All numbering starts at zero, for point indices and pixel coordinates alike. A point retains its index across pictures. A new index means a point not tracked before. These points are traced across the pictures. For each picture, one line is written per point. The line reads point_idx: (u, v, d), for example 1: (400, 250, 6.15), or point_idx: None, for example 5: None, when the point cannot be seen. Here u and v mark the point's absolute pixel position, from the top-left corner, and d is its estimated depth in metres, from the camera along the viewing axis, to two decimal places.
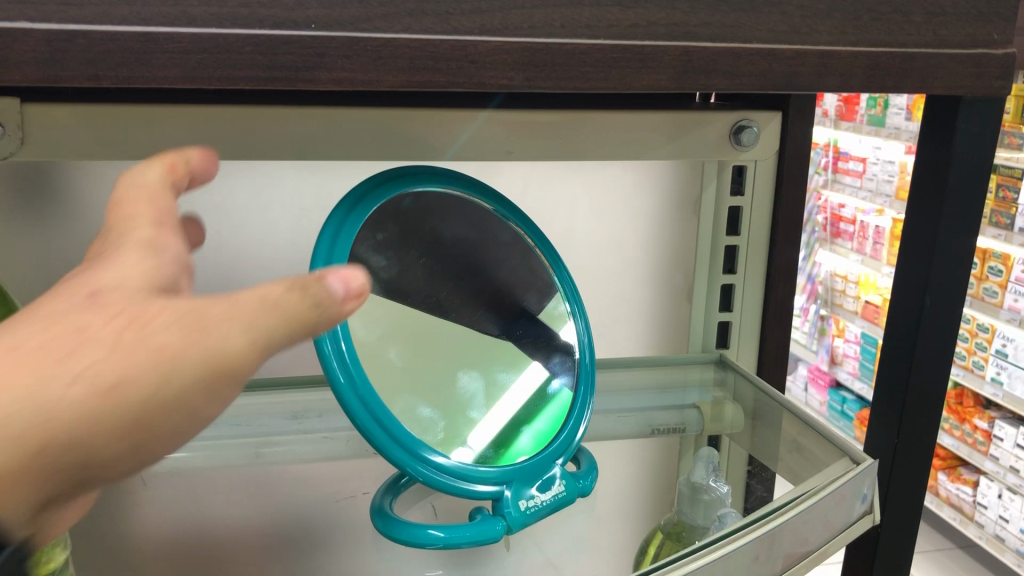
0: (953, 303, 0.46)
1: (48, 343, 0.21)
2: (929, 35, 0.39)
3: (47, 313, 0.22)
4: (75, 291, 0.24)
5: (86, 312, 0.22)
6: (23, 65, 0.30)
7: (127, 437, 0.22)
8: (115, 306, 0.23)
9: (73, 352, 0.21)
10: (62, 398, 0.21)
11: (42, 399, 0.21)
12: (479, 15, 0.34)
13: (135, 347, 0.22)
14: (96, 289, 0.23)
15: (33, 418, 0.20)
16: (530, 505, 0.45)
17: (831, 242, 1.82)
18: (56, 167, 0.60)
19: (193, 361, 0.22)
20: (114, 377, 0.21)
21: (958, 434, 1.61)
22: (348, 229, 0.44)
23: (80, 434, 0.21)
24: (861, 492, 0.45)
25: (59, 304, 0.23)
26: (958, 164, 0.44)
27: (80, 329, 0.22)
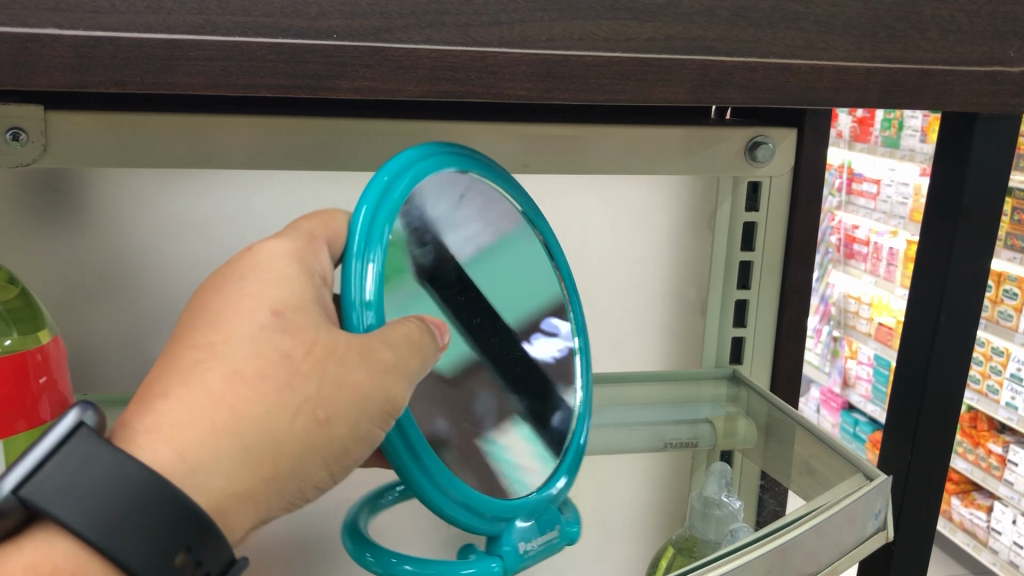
0: (967, 324, 0.47)
1: (260, 378, 0.31)
2: (947, 53, 0.39)
3: (246, 343, 0.32)
4: (260, 312, 0.33)
5: (279, 340, 0.32)
6: (51, 71, 0.31)
7: (326, 464, 0.33)
8: (296, 333, 0.32)
9: (289, 387, 0.31)
10: (284, 432, 0.31)
11: (268, 432, 0.31)
12: (498, 27, 0.34)
13: (334, 387, 0.32)
14: (279, 308, 0.33)
15: (265, 450, 0.31)
16: (527, 549, 0.43)
17: (844, 263, 1.81)
18: (75, 176, 0.61)
19: (373, 401, 0.33)
20: (325, 416, 0.32)
21: (973, 458, 1.59)
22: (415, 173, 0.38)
23: (294, 462, 0.32)
24: (876, 509, 0.45)
25: (254, 333, 0.32)
26: (973, 183, 0.44)
27: (282, 363, 0.32)
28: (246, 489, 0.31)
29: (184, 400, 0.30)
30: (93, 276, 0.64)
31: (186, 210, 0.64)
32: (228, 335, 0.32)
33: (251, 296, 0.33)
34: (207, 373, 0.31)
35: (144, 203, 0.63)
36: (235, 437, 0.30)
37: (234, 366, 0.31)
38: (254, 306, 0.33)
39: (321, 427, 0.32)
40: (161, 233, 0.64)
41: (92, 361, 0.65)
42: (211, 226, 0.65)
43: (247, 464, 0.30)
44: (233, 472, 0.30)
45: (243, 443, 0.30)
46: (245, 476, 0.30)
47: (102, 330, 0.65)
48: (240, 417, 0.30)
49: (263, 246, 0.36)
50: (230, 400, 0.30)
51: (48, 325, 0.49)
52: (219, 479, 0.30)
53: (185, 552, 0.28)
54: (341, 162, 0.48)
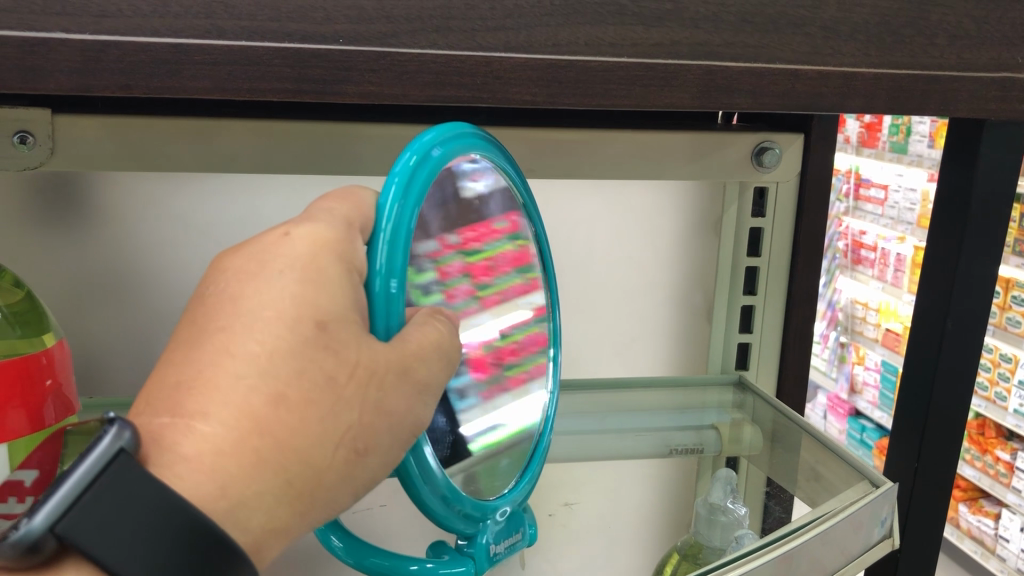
0: (974, 330, 0.46)
1: (306, 407, 0.29)
2: (954, 58, 0.39)
3: (291, 361, 0.29)
4: (302, 324, 0.29)
5: (325, 361, 0.29)
6: (57, 75, 0.31)
7: (355, 492, 0.32)
8: (340, 359, 0.29)
9: (333, 416, 0.29)
10: (325, 465, 0.29)
11: (310, 465, 0.29)
12: (505, 32, 0.34)
13: (373, 416, 0.31)
14: (324, 319, 0.29)
15: (305, 483, 0.29)
16: (497, 551, 0.39)
17: (851, 269, 1.81)
18: (82, 179, 0.61)
19: (405, 426, 0.32)
20: (363, 446, 0.31)
21: (981, 465, 1.58)
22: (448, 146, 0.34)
23: (329, 493, 0.30)
24: (882, 516, 0.44)
25: (299, 352, 0.29)
26: (981, 190, 0.44)
27: (327, 387, 0.29)
28: (282, 523, 0.29)
29: (230, 428, 0.27)
30: (101, 278, 0.64)
31: (193, 213, 0.64)
32: (271, 351, 0.29)
33: (292, 299, 0.29)
34: (251, 394, 0.28)
35: (151, 206, 0.63)
36: (276, 466, 0.28)
37: (278, 390, 0.28)
38: (298, 316, 0.29)
39: (357, 458, 0.31)
40: (168, 236, 0.64)
41: (98, 363, 0.65)
42: (218, 229, 0.65)
43: (286, 499, 0.29)
44: (274, 507, 0.28)
45: (286, 477, 0.28)
46: (283, 511, 0.29)
47: (108, 333, 0.65)
48: (284, 449, 0.28)
49: (299, 233, 0.31)
50: (277, 431, 0.28)
51: (53, 327, 0.49)
52: (258, 516, 0.28)
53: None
54: (348, 166, 0.48)
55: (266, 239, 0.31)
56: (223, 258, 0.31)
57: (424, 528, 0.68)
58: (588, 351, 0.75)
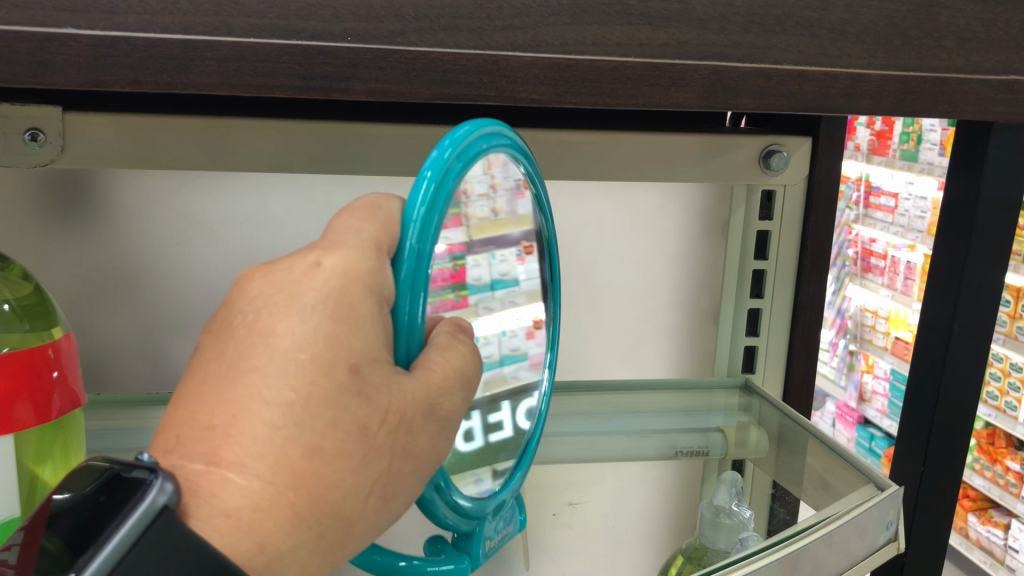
0: (981, 335, 0.46)
1: (339, 458, 0.28)
2: (961, 60, 0.39)
3: (324, 409, 0.28)
4: (336, 369, 0.28)
5: (357, 409, 0.28)
6: (67, 70, 0.31)
7: (385, 525, 0.31)
8: (369, 402, 0.29)
9: (365, 464, 0.29)
10: (355, 507, 0.29)
11: (340, 511, 0.29)
12: (512, 32, 0.34)
13: (402, 456, 0.30)
14: (358, 362, 0.28)
15: (335, 528, 0.29)
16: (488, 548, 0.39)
17: (861, 276, 1.80)
18: (92, 177, 0.61)
19: (432, 459, 0.31)
20: (391, 491, 0.30)
21: (990, 475, 1.57)
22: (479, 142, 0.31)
23: (361, 530, 0.30)
24: (887, 519, 0.44)
25: (332, 399, 0.28)
26: (988, 193, 0.44)
27: (359, 437, 0.29)
28: (312, 563, 0.29)
29: (265, 481, 0.27)
30: (111, 278, 0.64)
31: (203, 212, 0.65)
32: (306, 397, 0.28)
33: (324, 345, 0.28)
34: (286, 446, 0.27)
35: (161, 205, 0.63)
36: (311, 516, 0.28)
37: (314, 443, 0.28)
38: (332, 359, 0.28)
39: (384, 502, 0.30)
40: (177, 235, 0.65)
41: (107, 362, 0.65)
42: (227, 230, 0.66)
43: (318, 545, 0.29)
44: (305, 555, 0.28)
45: (317, 526, 0.28)
46: (314, 556, 0.29)
47: (117, 331, 0.65)
48: (318, 501, 0.28)
49: (332, 259, 0.29)
50: (310, 483, 0.28)
51: (62, 322, 0.49)
52: (291, 563, 0.28)
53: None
54: (356, 167, 0.48)
55: (295, 268, 0.30)
56: (251, 282, 0.30)
57: (429, 529, 0.68)
58: (594, 351, 0.76)
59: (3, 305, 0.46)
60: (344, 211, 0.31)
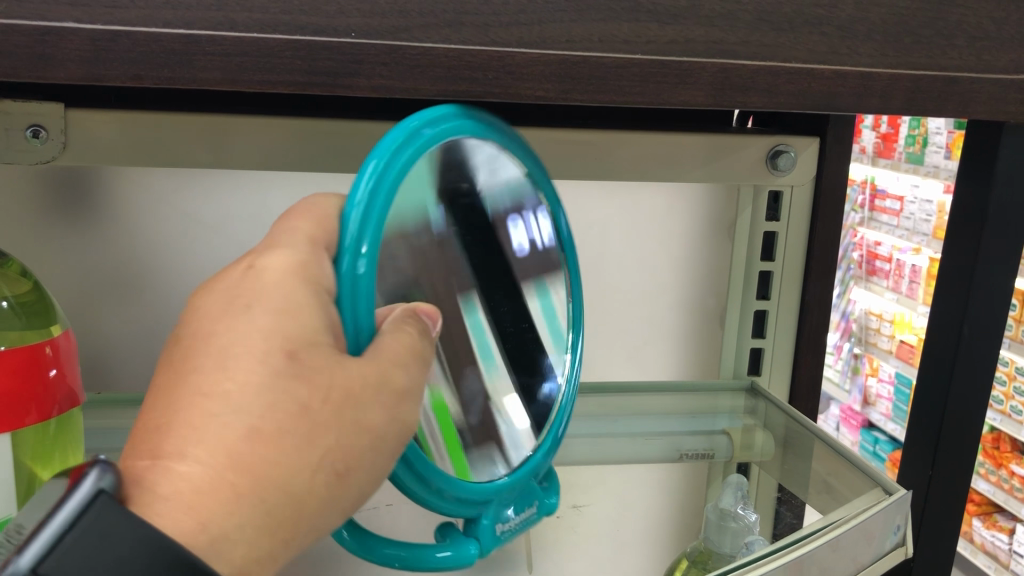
0: (991, 338, 0.46)
1: (282, 436, 0.27)
2: (973, 60, 0.38)
3: (264, 393, 0.27)
4: (272, 355, 0.27)
5: (299, 388, 0.27)
6: (67, 64, 0.31)
7: (343, 510, 0.30)
8: (316, 380, 0.27)
9: (309, 441, 0.27)
10: (306, 490, 0.27)
11: (290, 492, 0.27)
12: (518, 28, 0.34)
13: (353, 432, 0.29)
14: (295, 348, 0.27)
15: (287, 512, 0.27)
16: (504, 530, 0.38)
17: (866, 279, 1.78)
18: (95, 175, 0.61)
19: (391, 438, 0.30)
20: (345, 468, 0.28)
21: (995, 479, 1.56)
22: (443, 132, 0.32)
23: (313, 518, 0.28)
24: (895, 524, 0.44)
25: (272, 383, 0.27)
26: (999, 194, 0.43)
27: (302, 417, 0.27)
28: (265, 552, 0.27)
29: (208, 466, 0.25)
30: (112, 276, 0.64)
31: (205, 211, 0.64)
32: (242, 384, 0.26)
33: (264, 327, 0.28)
34: (227, 433, 0.26)
35: (163, 203, 0.63)
36: (258, 497, 0.26)
37: (255, 424, 0.26)
38: (268, 347, 0.27)
39: (339, 480, 0.28)
40: (180, 234, 0.64)
41: (108, 361, 0.65)
42: (229, 227, 0.65)
43: (268, 529, 0.26)
44: (256, 538, 0.26)
45: (266, 507, 0.26)
46: (265, 541, 0.26)
47: (118, 330, 0.65)
48: (264, 482, 0.26)
49: (268, 260, 0.30)
50: (254, 464, 0.26)
51: (62, 320, 0.49)
52: (241, 549, 0.26)
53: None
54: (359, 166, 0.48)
55: (232, 276, 0.30)
56: (195, 300, 0.30)
57: None
58: (600, 353, 0.75)
59: (3, 302, 0.46)
60: (282, 224, 0.31)
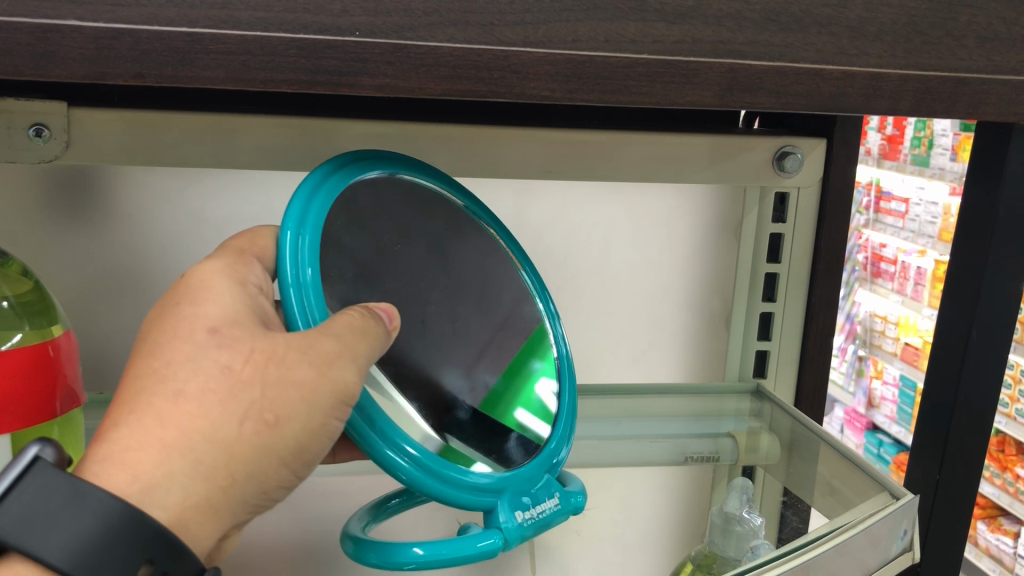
0: (1000, 341, 0.45)
1: (204, 393, 0.32)
2: (983, 61, 0.38)
3: (187, 363, 0.32)
4: (195, 332, 0.33)
5: (219, 354, 0.33)
6: (69, 62, 0.31)
7: (286, 465, 0.34)
8: (236, 342, 0.33)
9: (233, 397, 0.32)
10: (235, 440, 0.32)
11: (218, 442, 0.31)
12: (524, 27, 0.34)
13: (280, 388, 0.33)
14: (216, 326, 0.33)
15: (218, 461, 0.31)
16: (526, 517, 0.39)
17: (871, 281, 1.77)
18: (97, 175, 0.61)
19: (321, 395, 0.33)
20: (273, 416, 0.33)
21: (1000, 482, 1.55)
22: (337, 180, 0.39)
23: (250, 468, 0.32)
24: (902, 528, 0.43)
25: (193, 353, 0.32)
26: (1009, 196, 0.43)
27: (223, 377, 0.32)
28: (203, 499, 0.31)
29: (137, 426, 0.31)
30: (116, 276, 0.64)
31: (208, 211, 0.64)
32: (167, 359, 0.32)
33: (194, 313, 0.34)
34: (155, 400, 0.31)
35: (165, 203, 0.63)
36: (184, 447, 0.31)
37: (178, 388, 0.32)
38: (191, 328, 0.33)
39: (271, 429, 0.33)
40: (182, 234, 0.64)
41: (109, 361, 0.65)
42: (232, 226, 0.65)
43: (201, 476, 0.31)
44: (189, 484, 0.31)
45: (195, 456, 0.31)
46: (200, 487, 0.31)
47: (120, 330, 0.65)
48: (190, 433, 0.31)
49: (196, 270, 0.36)
50: (179, 417, 0.31)
51: (62, 320, 0.49)
52: (175, 493, 0.30)
53: (150, 564, 0.29)
54: None
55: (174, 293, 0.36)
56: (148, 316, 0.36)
57: None
58: (603, 355, 0.75)
59: (3, 302, 0.46)
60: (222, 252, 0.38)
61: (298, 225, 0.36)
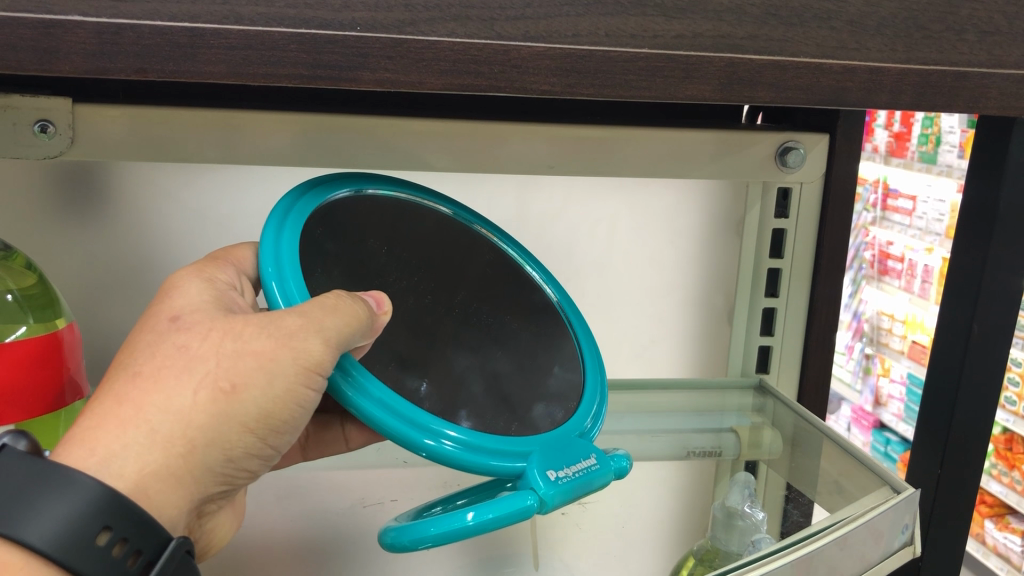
0: (1002, 338, 0.45)
1: (160, 369, 0.33)
2: (984, 55, 0.38)
3: (146, 350, 0.34)
4: (159, 321, 0.36)
5: (178, 336, 0.34)
6: (72, 57, 0.31)
7: (249, 430, 0.35)
8: (192, 327, 0.35)
9: (187, 370, 0.33)
10: (190, 408, 0.33)
11: (173, 411, 0.33)
12: (525, 21, 0.34)
13: (236, 357, 0.34)
14: (176, 315, 0.36)
15: (173, 430, 0.33)
16: (561, 476, 0.39)
17: (878, 279, 1.77)
18: (102, 171, 0.61)
19: (283, 362, 0.34)
20: (231, 385, 0.34)
21: (1008, 481, 1.50)
22: (296, 216, 0.40)
23: (208, 435, 0.33)
24: (904, 523, 0.43)
25: (153, 338, 0.35)
26: (1011, 191, 0.43)
27: (179, 354, 0.34)
28: (162, 466, 0.32)
29: (97, 406, 0.33)
30: (123, 271, 0.64)
31: (214, 208, 0.65)
32: (133, 348, 0.35)
33: (163, 306, 0.37)
34: (117, 382, 0.33)
35: (171, 200, 0.63)
36: (140, 420, 0.32)
37: (136, 369, 0.33)
38: (155, 320, 0.36)
39: (229, 397, 0.34)
40: (188, 230, 0.65)
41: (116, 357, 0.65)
42: (238, 223, 0.65)
43: (159, 444, 0.32)
44: (145, 453, 0.32)
45: (150, 425, 0.32)
46: (157, 455, 0.32)
47: (127, 326, 0.65)
48: (144, 407, 0.33)
49: (171, 275, 0.39)
50: (135, 393, 0.33)
51: (66, 314, 0.49)
52: (132, 462, 0.32)
53: (110, 531, 0.30)
54: (368, 163, 0.48)
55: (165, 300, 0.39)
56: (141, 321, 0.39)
57: None
58: (606, 351, 0.75)
59: (7, 295, 0.47)
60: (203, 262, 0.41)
61: (279, 271, 0.37)
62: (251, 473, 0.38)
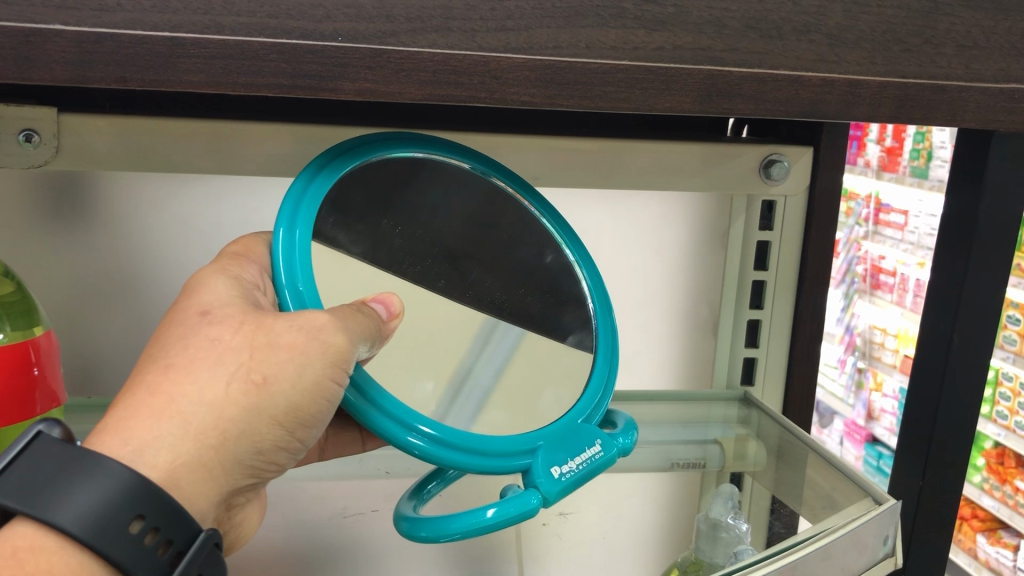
0: (980, 349, 0.46)
1: (191, 361, 0.33)
2: (962, 69, 0.38)
3: (174, 343, 0.34)
4: (189, 316, 0.35)
5: (210, 329, 0.34)
6: (51, 65, 0.31)
7: (277, 422, 0.35)
8: (227, 319, 0.35)
9: (221, 362, 0.33)
10: (223, 399, 0.33)
11: (208, 402, 0.33)
12: (504, 33, 0.34)
13: (269, 349, 0.34)
14: (205, 312, 0.35)
15: (206, 420, 0.32)
16: (564, 472, 0.40)
17: (869, 294, 1.75)
18: (89, 182, 0.61)
19: (312, 355, 0.34)
20: (260, 377, 0.34)
21: (999, 495, 1.49)
22: (316, 195, 0.38)
23: (240, 426, 0.33)
24: (884, 534, 0.43)
25: (184, 331, 0.35)
26: (990, 202, 0.43)
27: (212, 346, 0.34)
28: (194, 458, 0.32)
29: (130, 396, 0.33)
30: (110, 281, 0.64)
31: (202, 219, 0.65)
32: (162, 342, 0.34)
33: (191, 301, 0.36)
34: (148, 374, 0.33)
35: (159, 209, 0.64)
36: (173, 410, 0.32)
37: (168, 362, 0.33)
38: (185, 312, 0.36)
39: (259, 390, 0.34)
40: (176, 241, 0.65)
41: (104, 366, 0.66)
42: (226, 233, 0.65)
43: (190, 436, 0.32)
44: (178, 445, 0.32)
45: (182, 417, 0.32)
46: (189, 446, 0.32)
47: (113, 335, 0.65)
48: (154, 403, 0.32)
49: (195, 274, 0.38)
50: (168, 384, 0.32)
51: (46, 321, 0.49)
52: (164, 453, 0.32)
53: (142, 520, 0.30)
54: None
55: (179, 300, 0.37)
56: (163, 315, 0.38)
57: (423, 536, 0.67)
58: None
59: None
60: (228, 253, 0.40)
61: (291, 273, 0.36)
62: (277, 467, 0.38)
